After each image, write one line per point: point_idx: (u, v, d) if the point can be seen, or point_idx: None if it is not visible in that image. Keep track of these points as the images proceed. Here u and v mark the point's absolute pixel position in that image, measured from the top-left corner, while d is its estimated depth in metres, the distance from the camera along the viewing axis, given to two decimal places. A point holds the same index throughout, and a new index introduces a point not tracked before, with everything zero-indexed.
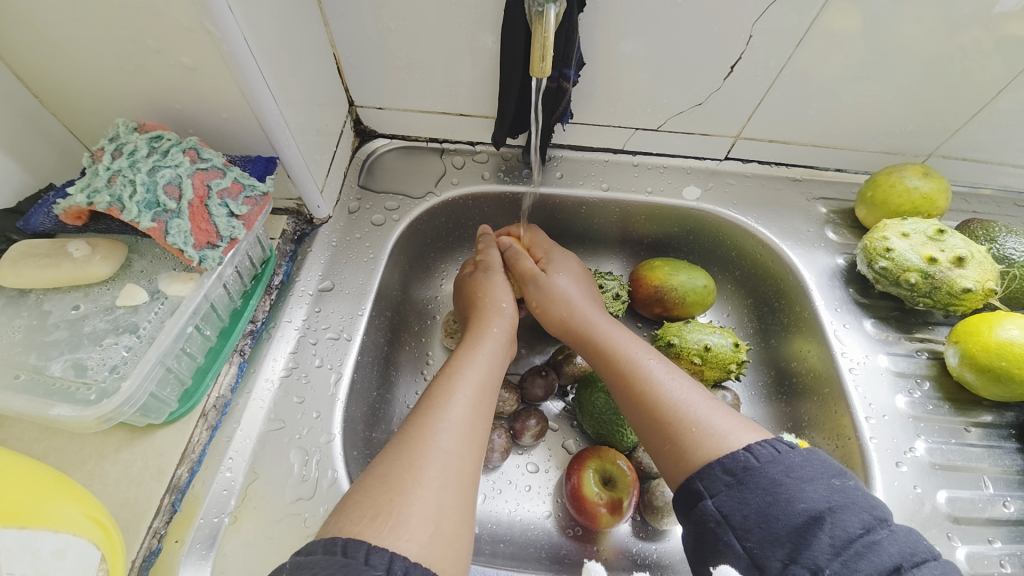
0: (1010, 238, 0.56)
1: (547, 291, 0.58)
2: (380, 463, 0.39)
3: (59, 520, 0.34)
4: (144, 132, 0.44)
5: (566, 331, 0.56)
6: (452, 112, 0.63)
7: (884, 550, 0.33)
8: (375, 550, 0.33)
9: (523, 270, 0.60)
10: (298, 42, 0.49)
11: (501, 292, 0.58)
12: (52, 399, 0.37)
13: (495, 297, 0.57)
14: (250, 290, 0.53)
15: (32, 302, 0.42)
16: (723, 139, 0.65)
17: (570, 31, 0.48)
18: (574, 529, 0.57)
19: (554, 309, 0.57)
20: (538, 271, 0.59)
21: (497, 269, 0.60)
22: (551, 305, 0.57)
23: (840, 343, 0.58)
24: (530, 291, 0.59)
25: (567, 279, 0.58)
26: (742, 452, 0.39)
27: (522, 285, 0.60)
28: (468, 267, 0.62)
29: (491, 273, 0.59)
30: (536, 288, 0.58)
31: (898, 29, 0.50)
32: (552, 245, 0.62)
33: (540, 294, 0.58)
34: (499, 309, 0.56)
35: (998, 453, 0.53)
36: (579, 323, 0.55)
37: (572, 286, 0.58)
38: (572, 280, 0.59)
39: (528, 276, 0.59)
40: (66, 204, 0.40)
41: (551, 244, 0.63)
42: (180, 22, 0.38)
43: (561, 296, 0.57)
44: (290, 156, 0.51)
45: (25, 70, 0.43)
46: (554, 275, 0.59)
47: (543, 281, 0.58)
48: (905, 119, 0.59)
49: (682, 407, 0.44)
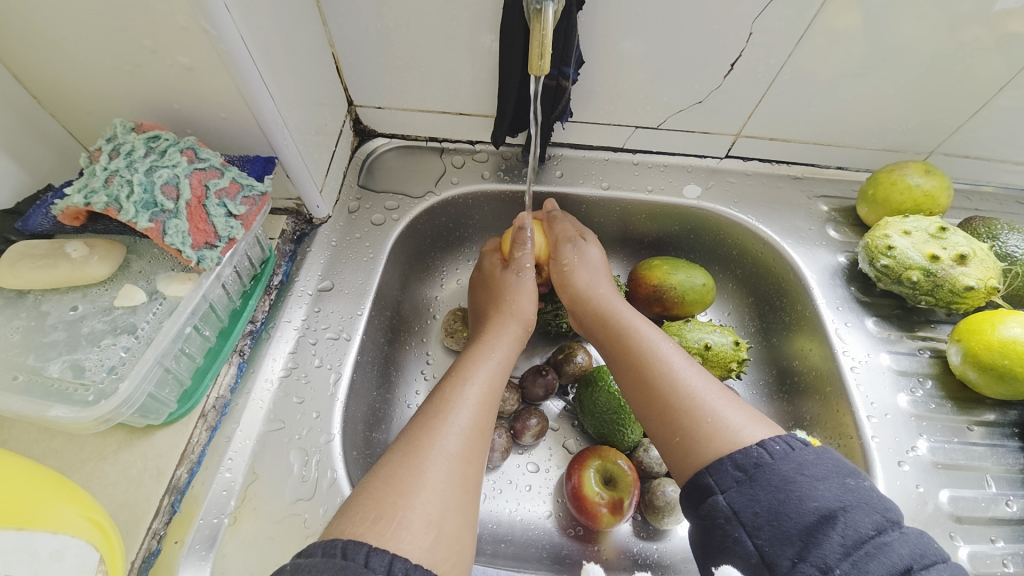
0: (1013, 236, 0.56)
1: (580, 253, 0.58)
2: (383, 465, 0.39)
3: (57, 521, 0.34)
4: (142, 132, 0.44)
5: (584, 304, 0.56)
6: (452, 111, 0.63)
7: (894, 551, 0.33)
8: (376, 552, 0.33)
9: (563, 229, 0.60)
10: (296, 42, 0.49)
11: (526, 298, 0.57)
12: (49, 400, 0.37)
13: (516, 298, 0.57)
14: (249, 290, 0.53)
15: (30, 303, 0.42)
16: (723, 138, 0.64)
17: (570, 29, 0.48)
18: (574, 529, 0.57)
19: (582, 276, 0.57)
20: (576, 235, 0.60)
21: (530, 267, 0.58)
22: (581, 271, 0.57)
23: (841, 341, 0.57)
24: (567, 250, 0.59)
25: (598, 251, 0.60)
26: (755, 448, 0.39)
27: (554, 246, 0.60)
28: (497, 259, 0.60)
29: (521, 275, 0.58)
30: (574, 248, 0.59)
31: (898, 26, 0.50)
32: (585, 228, 0.62)
33: (576, 255, 0.58)
34: (517, 313, 0.56)
35: (1000, 452, 0.53)
36: (601, 302, 0.55)
37: (600, 263, 0.59)
38: (601, 258, 0.59)
39: (569, 237, 0.59)
40: (63, 204, 0.40)
41: (585, 227, 0.63)
42: (176, 22, 0.38)
43: (593, 266, 0.58)
44: (289, 156, 0.50)
45: (24, 71, 0.43)
46: (589, 244, 0.60)
47: (580, 249, 0.59)
48: (905, 117, 0.59)
49: (696, 396, 0.44)
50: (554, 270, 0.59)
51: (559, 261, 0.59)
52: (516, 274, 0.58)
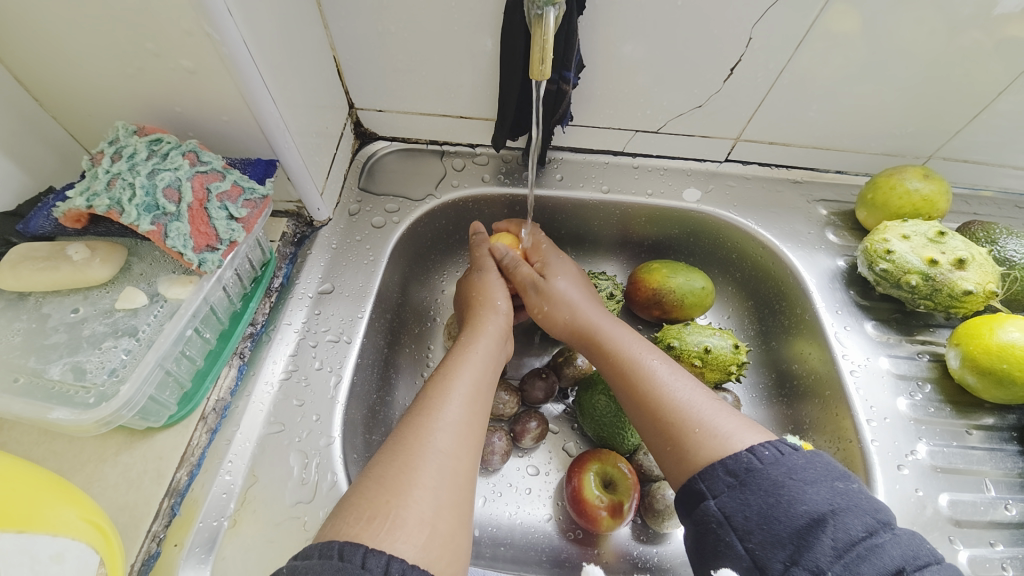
0: (1011, 240, 0.56)
1: (547, 296, 0.57)
2: (376, 465, 0.39)
3: (57, 523, 0.34)
4: (144, 135, 0.44)
5: (570, 332, 0.56)
6: (452, 114, 0.63)
7: (887, 552, 0.33)
8: (371, 553, 0.33)
9: (522, 275, 0.59)
10: (298, 45, 0.49)
11: (498, 291, 0.58)
12: (51, 402, 0.37)
13: (490, 296, 0.57)
14: (249, 292, 0.53)
15: (31, 305, 0.42)
16: (723, 141, 0.65)
17: (570, 33, 0.48)
18: (574, 532, 0.57)
19: (557, 314, 0.56)
20: (537, 276, 0.58)
21: (491, 267, 0.60)
22: (554, 310, 0.56)
23: (840, 345, 0.58)
24: (533, 297, 0.58)
25: (565, 283, 0.57)
26: (744, 453, 0.39)
27: (523, 292, 0.59)
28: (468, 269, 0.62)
29: (487, 273, 0.59)
30: (536, 293, 0.58)
31: (898, 31, 0.50)
32: (548, 250, 0.62)
33: (541, 299, 0.57)
34: (494, 307, 0.56)
35: (999, 456, 0.53)
36: (585, 326, 0.54)
37: (572, 293, 0.56)
38: (572, 287, 0.57)
39: (528, 282, 0.58)
40: (65, 207, 0.40)
41: (547, 251, 0.62)
42: (179, 26, 0.38)
43: (563, 300, 0.56)
44: (290, 159, 0.50)
45: (26, 74, 0.43)
46: (553, 279, 0.58)
47: (542, 290, 0.57)
48: (905, 121, 0.59)
49: (685, 408, 0.43)
50: (538, 319, 0.58)
51: (533, 309, 0.58)
52: (479, 274, 0.59)
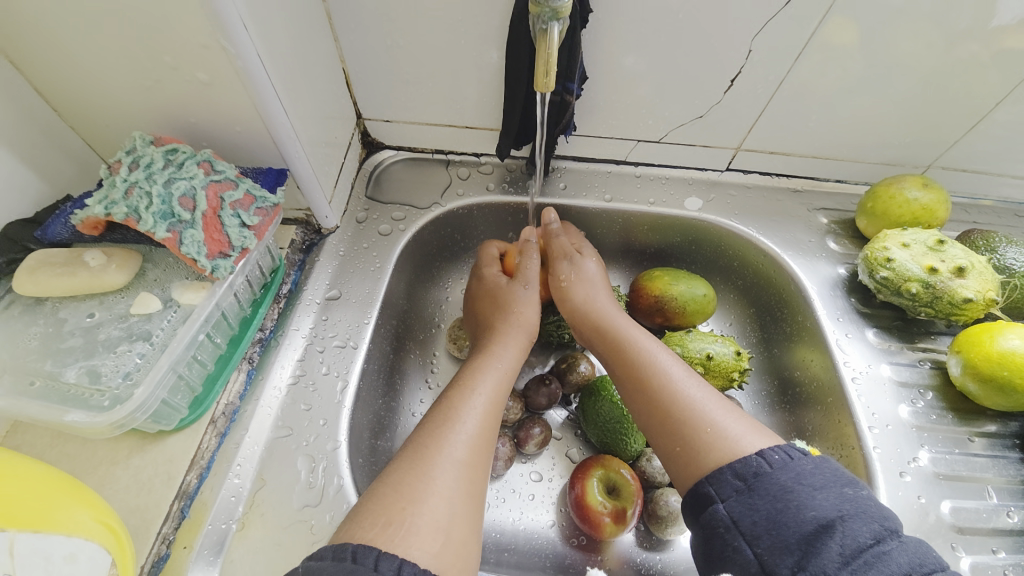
0: (1010, 248, 0.57)
1: (577, 272, 0.58)
2: (392, 470, 0.40)
3: (71, 524, 0.35)
4: (160, 145, 0.45)
5: (585, 318, 0.56)
6: (458, 124, 0.64)
7: (893, 560, 0.33)
8: (384, 556, 0.33)
9: (560, 245, 0.60)
10: (309, 58, 0.50)
11: (528, 307, 0.57)
12: (66, 405, 0.38)
13: (525, 315, 0.57)
14: (260, 298, 0.54)
15: (48, 310, 0.43)
16: (724, 151, 0.66)
17: (574, 45, 0.50)
18: (577, 538, 0.57)
19: (581, 291, 0.57)
20: (573, 251, 0.60)
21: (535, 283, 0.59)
22: (579, 287, 0.57)
23: (842, 352, 0.58)
24: (563, 267, 0.59)
25: (595, 264, 0.60)
26: (754, 458, 0.39)
27: (552, 259, 0.60)
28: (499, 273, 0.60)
29: (529, 289, 0.58)
30: (569, 264, 0.59)
31: (895, 44, 0.51)
32: (582, 239, 0.63)
33: (573, 272, 0.58)
34: (524, 324, 0.56)
35: (1002, 463, 0.53)
36: (599, 314, 0.55)
37: (598, 276, 0.59)
38: (599, 271, 0.59)
39: (566, 253, 0.59)
40: (84, 214, 0.42)
41: (581, 238, 0.63)
42: (196, 40, 0.39)
43: (589, 280, 0.58)
44: (300, 168, 0.52)
45: (45, 85, 0.45)
46: (586, 259, 0.60)
47: (576, 265, 0.59)
48: (904, 132, 0.60)
49: (696, 406, 0.44)
50: (556, 287, 0.59)
51: (555, 277, 0.59)
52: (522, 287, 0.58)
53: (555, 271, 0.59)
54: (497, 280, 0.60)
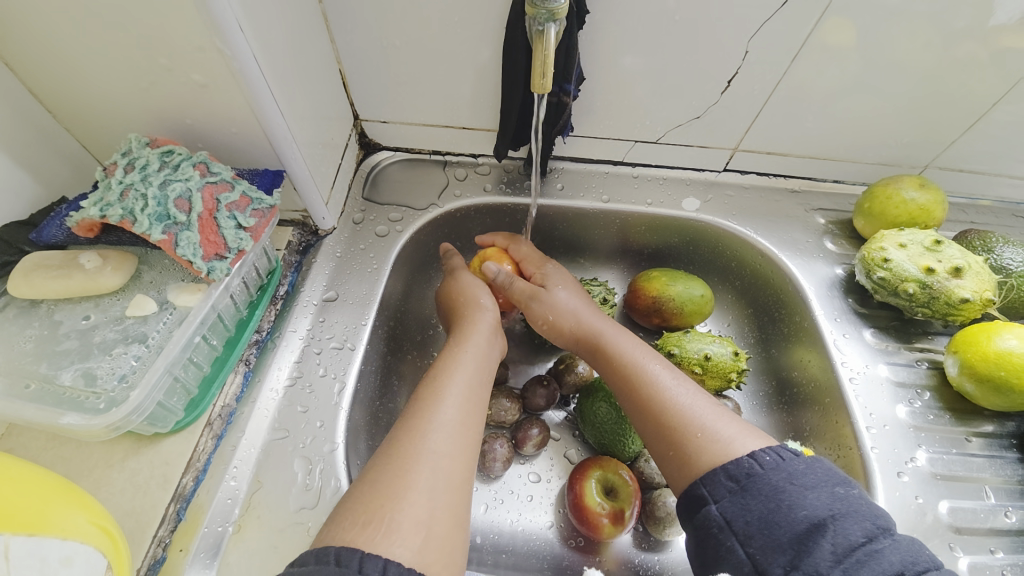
0: (1008, 248, 0.57)
1: (550, 306, 0.57)
2: (371, 468, 0.40)
3: (66, 527, 0.35)
4: (156, 146, 0.45)
5: (577, 340, 0.56)
6: (455, 125, 0.64)
7: (885, 558, 0.33)
8: (368, 557, 0.33)
9: (520, 290, 0.59)
10: (305, 59, 0.50)
11: (489, 292, 0.59)
12: (61, 408, 0.38)
13: (477, 297, 0.58)
14: (255, 300, 0.54)
15: (43, 312, 0.43)
16: (721, 151, 0.66)
17: (571, 46, 0.49)
18: (575, 540, 0.57)
19: (563, 318, 0.57)
20: (536, 288, 0.58)
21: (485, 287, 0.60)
22: (558, 322, 0.56)
23: (840, 352, 0.58)
24: (534, 309, 0.58)
25: (566, 292, 0.58)
26: (745, 459, 0.39)
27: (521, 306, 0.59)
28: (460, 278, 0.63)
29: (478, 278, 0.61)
30: (539, 303, 0.58)
31: (893, 44, 0.51)
32: (543, 260, 0.62)
33: (544, 311, 0.57)
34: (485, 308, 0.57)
35: (999, 463, 0.53)
36: (588, 330, 0.55)
37: (572, 302, 0.57)
38: (573, 295, 0.58)
39: (529, 295, 0.58)
40: (79, 216, 0.41)
41: (539, 258, 0.62)
42: (191, 41, 0.39)
43: (567, 309, 0.57)
44: (297, 169, 0.51)
45: (40, 86, 0.44)
46: (554, 289, 0.58)
47: (544, 301, 0.57)
48: (901, 132, 0.60)
49: (687, 412, 0.44)
50: (540, 328, 0.58)
51: (535, 321, 0.58)
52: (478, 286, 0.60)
53: (528, 314, 0.59)
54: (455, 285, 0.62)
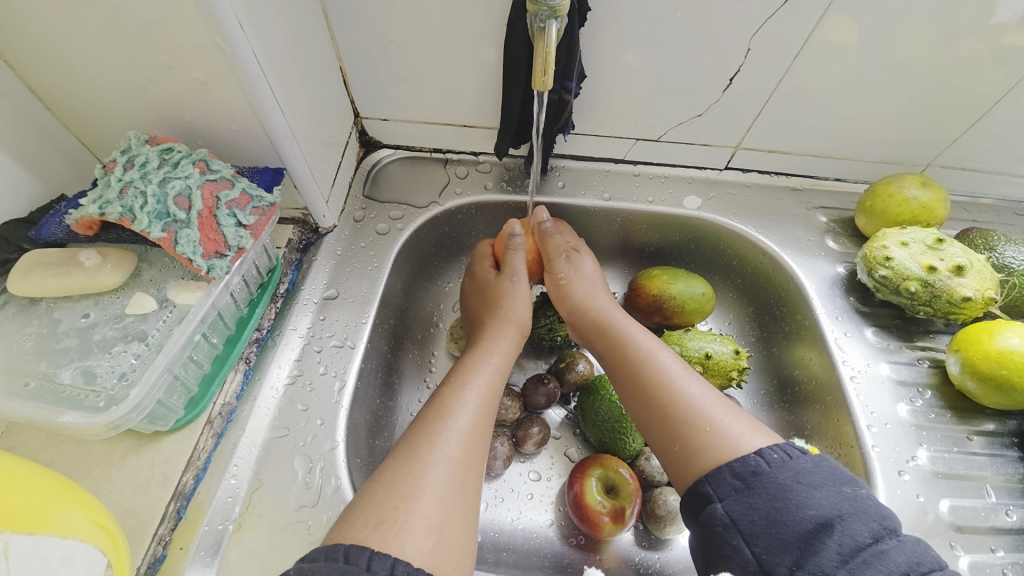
0: (1009, 247, 0.57)
1: (574, 270, 0.58)
2: (384, 469, 0.40)
3: (66, 525, 0.34)
4: (155, 144, 0.45)
5: (586, 318, 0.56)
6: (455, 123, 0.64)
7: (891, 559, 0.33)
8: (377, 556, 0.33)
9: (555, 244, 0.59)
10: (305, 56, 0.50)
11: (522, 305, 0.57)
12: (61, 406, 0.38)
13: (514, 308, 0.56)
14: (256, 298, 0.53)
15: (42, 310, 0.43)
16: (723, 149, 0.65)
17: (572, 43, 0.49)
18: (576, 538, 0.57)
19: (581, 290, 0.57)
20: (569, 249, 0.59)
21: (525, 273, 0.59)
22: (578, 285, 0.58)
23: (841, 351, 0.58)
24: (559, 267, 0.59)
25: (591, 263, 0.60)
26: (752, 457, 0.39)
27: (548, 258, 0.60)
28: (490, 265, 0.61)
29: (517, 280, 0.58)
30: (567, 261, 0.59)
31: (895, 42, 0.51)
32: (578, 239, 0.62)
33: (571, 270, 0.58)
34: (515, 320, 0.56)
35: (1000, 461, 0.53)
36: (600, 314, 0.55)
37: (595, 274, 0.59)
38: (595, 271, 0.59)
39: (561, 251, 0.59)
40: (78, 214, 0.41)
41: (577, 237, 0.63)
42: (191, 38, 0.39)
43: (587, 278, 0.58)
44: (297, 166, 0.51)
45: (39, 83, 0.44)
46: (581, 257, 0.60)
47: (573, 263, 0.59)
48: (903, 130, 0.60)
49: (696, 405, 0.44)
50: (553, 286, 0.59)
51: (554, 275, 0.59)
52: (509, 279, 0.58)
53: (551, 271, 0.59)
54: (487, 274, 0.60)
